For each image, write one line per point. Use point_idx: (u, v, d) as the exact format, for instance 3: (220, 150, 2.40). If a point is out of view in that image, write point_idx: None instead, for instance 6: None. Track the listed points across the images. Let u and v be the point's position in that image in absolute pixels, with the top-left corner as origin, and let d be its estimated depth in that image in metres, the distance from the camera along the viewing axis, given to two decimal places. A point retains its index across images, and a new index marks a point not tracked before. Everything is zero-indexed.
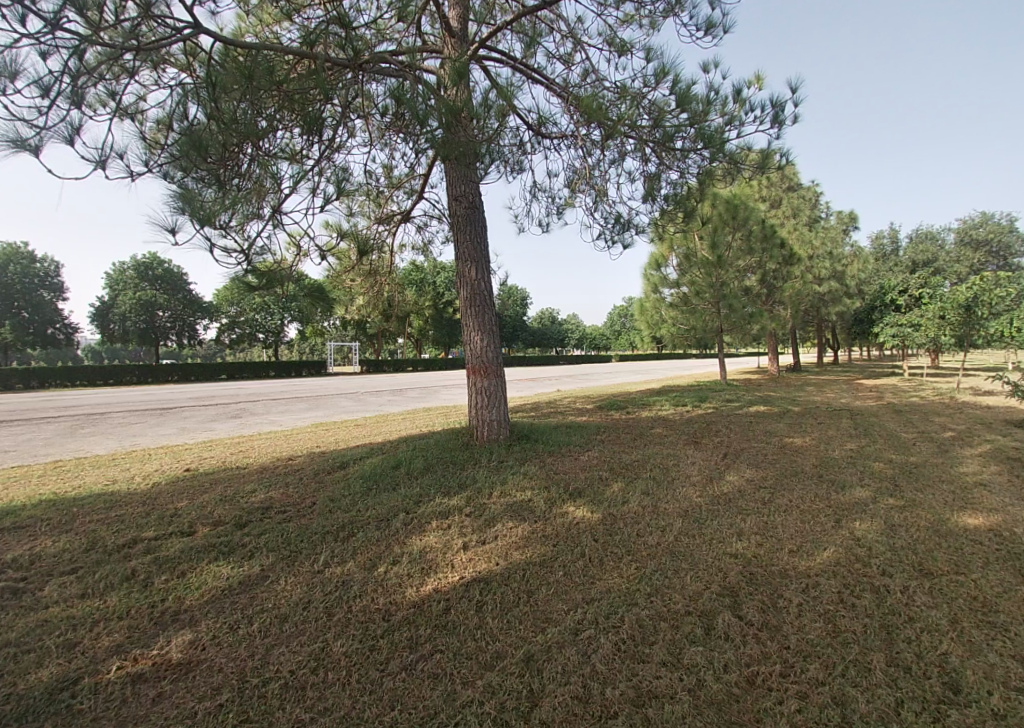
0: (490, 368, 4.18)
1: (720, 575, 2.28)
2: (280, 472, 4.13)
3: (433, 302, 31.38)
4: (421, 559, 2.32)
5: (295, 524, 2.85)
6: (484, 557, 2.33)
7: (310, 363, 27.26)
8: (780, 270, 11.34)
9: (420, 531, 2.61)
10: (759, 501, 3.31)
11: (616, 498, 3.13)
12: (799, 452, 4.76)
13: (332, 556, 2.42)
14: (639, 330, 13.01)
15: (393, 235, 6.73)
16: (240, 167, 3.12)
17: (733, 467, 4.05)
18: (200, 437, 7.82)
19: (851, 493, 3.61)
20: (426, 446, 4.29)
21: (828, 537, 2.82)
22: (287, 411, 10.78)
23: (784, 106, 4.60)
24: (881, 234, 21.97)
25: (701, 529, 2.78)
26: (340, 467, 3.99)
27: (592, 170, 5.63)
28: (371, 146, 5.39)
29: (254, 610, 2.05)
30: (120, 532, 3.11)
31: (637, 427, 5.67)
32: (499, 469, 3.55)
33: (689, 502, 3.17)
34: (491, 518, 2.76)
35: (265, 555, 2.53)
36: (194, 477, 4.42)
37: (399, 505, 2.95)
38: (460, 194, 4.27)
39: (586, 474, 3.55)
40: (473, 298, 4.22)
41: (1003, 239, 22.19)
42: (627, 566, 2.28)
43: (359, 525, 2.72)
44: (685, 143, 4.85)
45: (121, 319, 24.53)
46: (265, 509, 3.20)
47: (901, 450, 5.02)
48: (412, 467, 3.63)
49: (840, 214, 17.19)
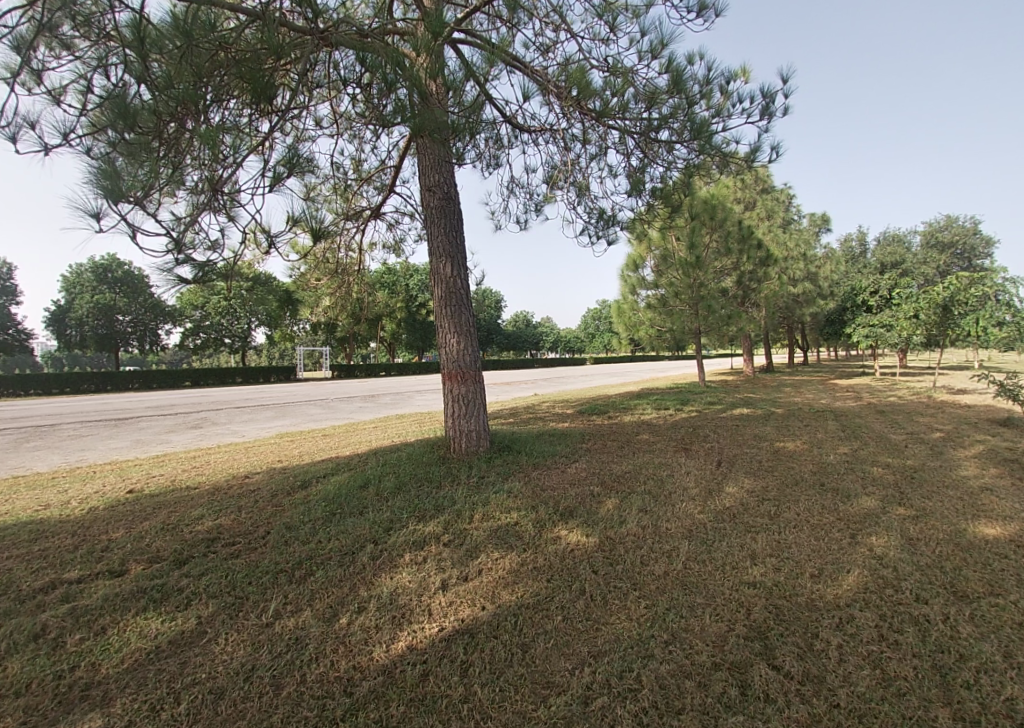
0: (468, 372, 3.81)
1: (743, 613, 1.97)
2: (234, 493, 3.64)
3: (409, 304, 30.70)
4: (391, 605, 1.93)
5: (244, 561, 2.40)
6: (467, 601, 1.95)
7: (281, 368, 26.29)
8: (758, 272, 11.34)
9: (391, 567, 2.22)
10: (766, 516, 3.03)
11: (612, 517, 2.80)
12: (794, 458, 4.54)
13: (285, 605, 2.00)
14: (617, 332, 12.84)
15: (362, 232, 6.30)
16: (176, 141, 2.64)
17: (730, 477, 3.77)
18: (154, 450, 7.16)
19: (858, 504, 3.37)
20: (399, 460, 3.87)
21: (846, 558, 2.56)
22: (252, 420, 10.11)
23: (775, 97, 4.41)
24: (850, 236, 22.51)
25: (710, 551, 2.49)
26: (302, 487, 3.53)
27: (573, 165, 5.36)
28: (336, 134, 4.98)
29: (185, 681, 1.59)
30: (38, 572, 2.52)
31: (623, 434, 5.38)
32: (481, 487, 3.17)
33: (690, 519, 2.88)
34: (473, 547, 2.39)
35: (205, 604, 2.07)
36: (138, 500, 3.87)
37: (367, 534, 2.54)
38: (434, 183, 3.92)
39: (576, 489, 3.21)
40: (448, 296, 3.85)
41: (968, 241, 23.38)
42: (636, 605, 1.95)
43: (319, 562, 2.30)
44: (671, 136, 4.62)
45: (76, 324, 23.04)
46: (210, 542, 2.73)
47: (894, 453, 4.86)
48: (382, 487, 3.21)
49: (813, 217, 17.56)
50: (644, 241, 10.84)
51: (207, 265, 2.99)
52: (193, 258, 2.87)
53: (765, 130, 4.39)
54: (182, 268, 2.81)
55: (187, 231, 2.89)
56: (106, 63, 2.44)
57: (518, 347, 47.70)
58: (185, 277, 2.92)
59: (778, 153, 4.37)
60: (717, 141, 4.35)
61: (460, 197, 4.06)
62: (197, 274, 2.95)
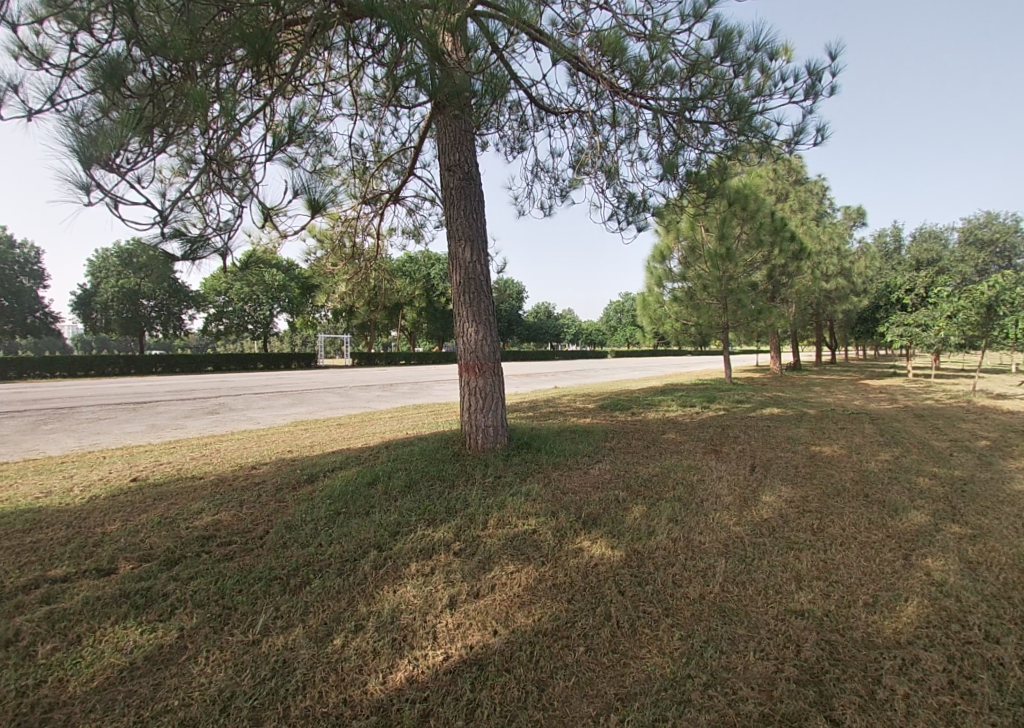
0: (485, 365, 3.58)
1: (791, 650, 1.72)
2: (239, 486, 3.49)
3: (426, 294, 30.54)
4: (392, 625, 1.73)
5: (236, 565, 2.23)
6: (478, 624, 1.74)
7: (300, 355, 26.55)
8: (790, 266, 10.85)
9: (395, 579, 2.02)
10: (808, 530, 2.76)
11: (639, 527, 2.56)
12: (832, 464, 4.20)
13: (276, 619, 1.83)
14: (639, 325, 12.49)
15: (379, 216, 6.10)
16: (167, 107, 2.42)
17: (766, 484, 3.48)
18: (169, 436, 7.14)
19: (908, 519, 3.06)
20: (410, 455, 3.68)
21: (902, 583, 2.28)
22: (269, 407, 10.11)
23: (822, 75, 4.01)
24: (885, 231, 21.50)
25: (750, 571, 2.24)
26: (309, 482, 3.36)
27: (602, 148, 5.05)
28: (354, 115, 4.77)
29: (155, 708, 1.41)
30: (24, 568, 2.40)
31: (647, 432, 5.08)
32: (497, 488, 2.94)
33: (726, 532, 2.62)
34: (487, 558, 2.17)
35: (189, 615, 1.91)
36: (142, 489, 3.76)
37: (371, 538, 2.35)
38: (453, 162, 3.67)
39: (599, 494, 2.97)
40: (466, 283, 3.62)
41: (1009, 239, 22.18)
42: (669, 637, 1.71)
43: (318, 569, 2.12)
44: (707, 117, 4.27)
45: (102, 307, 23.49)
46: (205, 541, 2.58)
47: (942, 463, 4.47)
48: (392, 485, 3.01)
49: (848, 209, 16.75)
50: (670, 232, 10.39)
51: (200, 243, 2.80)
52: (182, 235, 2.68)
53: (809, 111, 4.00)
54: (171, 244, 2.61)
55: (178, 204, 2.69)
56: (92, 19, 2.24)
57: (533, 339, 47.36)
58: (177, 255, 2.74)
59: (823, 137, 3.98)
60: (757, 122, 3.99)
61: (479, 178, 3.80)
62: (188, 252, 2.76)
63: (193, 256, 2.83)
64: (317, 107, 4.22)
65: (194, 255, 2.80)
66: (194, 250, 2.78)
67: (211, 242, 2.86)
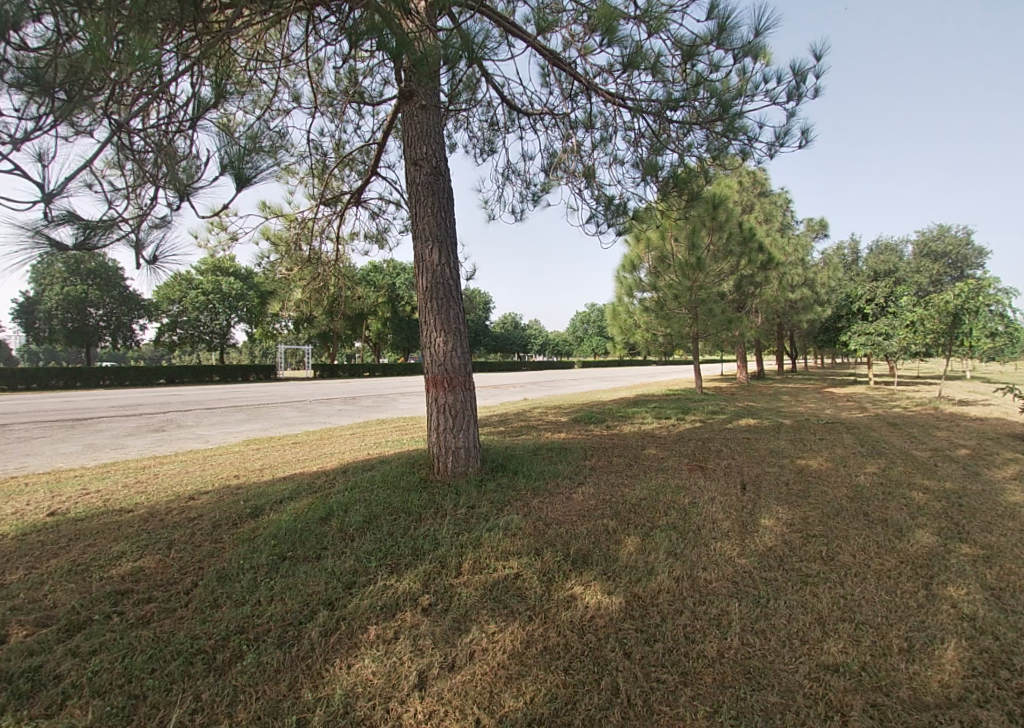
0: (455, 378, 3.22)
1: (838, 722, 1.41)
2: (170, 522, 2.96)
3: (393, 303, 29.76)
4: (341, 721, 1.32)
5: (151, 634, 1.76)
6: (455, 712, 1.36)
7: (263, 367, 25.37)
8: (757, 276, 10.95)
9: (350, 650, 1.62)
10: (818, 560, 2.50)
11: (636, 565, 2.23)
12: (824, 480, 4.01)
13: (193, 714, 1.38)
14: (610, 335, 12.40)
15: (339, 219, 5.68)
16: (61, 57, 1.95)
17: (762, 505, 3.22)
18: (105, 457, 6.40)
19: (916, 541, 2.86)
20: (372, 482, 3.25)
21: (931, 621, 2.02)
22: (222, 423, 9.36)
23: (806, 77, 3.90)
24: (843, 245, 22.38)
25: (767, 617, 1.94)
26: (253, 516, 2.89)
27: (579, 149, 4.82)
28: (312, 111, 4.40)
29: None
30: None
31: (628, 448, 4.79)
32: (470, 523, 2.56)
33: (731, 566, 2.32)
34: (463, 617, 1.79)
35: (83, 706, 1.44)
36: (56, 525, 3.17)
37: (321, 593, 1.93)
38: (421, 156, 3.33)
39: (586, 524, 2.63)
40: (434, 287, 3.26)
41: (961, 252, 23.67)
42: (693, 715, 1.37)
43: (255, 637, 1.69)
44: (688, 117, 4.09)
45: (43, 316, 21.64)
46: (120, 598, 2.07)
47: (930, 475, 4.36)
48: (347, 521, 2.59)
49: (810, 222, 17.29)
50: (640, 242, 10.30)
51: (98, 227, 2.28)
52: (75, 216, 2.17)
53: (793, 113, 3.87)
54: (56, 228, 2.11)
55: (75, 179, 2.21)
56: None
57: (506, 348, 47.38)
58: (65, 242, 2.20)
59: (807, 139, 3.85)
60: (744, 122, 3.81)
61: (450, 174, 3.48)
62: (81, 237, 2.25)
63: (87, 243, 2.30)
64: (268, 99, 3.86)
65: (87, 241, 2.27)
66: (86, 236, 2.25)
67: (116, 230, 2.38)
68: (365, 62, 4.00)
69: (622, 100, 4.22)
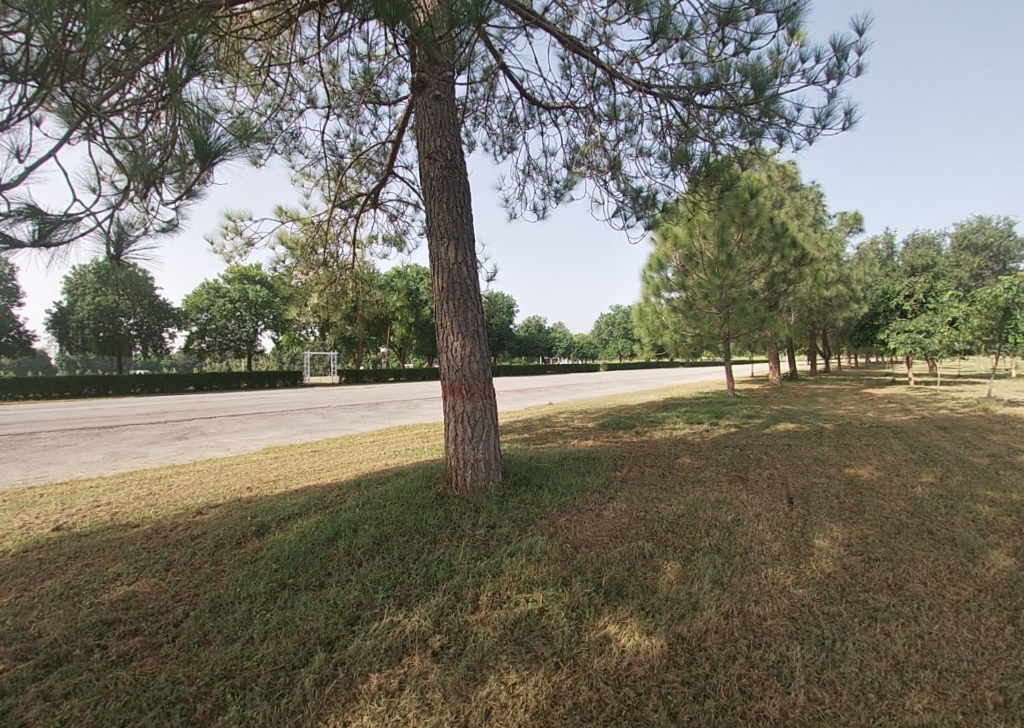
0: (473, 385, 3.01)
1: None
2: (175, 540, 2.82)
3: (413, 308, 29.90)
4: None
5: (131, 676, 1.58)
6: None
7: (285, 374, 25.72)
8: (790, 272, 10.43)
9: (347, 705, 1.40)
10: (885, 590, 2.18)
11: (678, 597, 1.96)
12: (877, 492, 3.64)
13: None
14: (635, 337, 12.02)
15: (356, 223, 5.55)
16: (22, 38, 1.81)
17: (813, 523, 2.90)
18: (126, 466, 6.39)
19: (992, 564, 2.49)
20: (385, 499, 3.05)
21: None
22: (243, 430, 9.34)
23: (848, 53, 3.58)
24: (876, 239, 21.53)
25: (836, 664, 1.64)
26: (258, 535, 2.72)
27: (602, 141, 4.58)
28: (328, 112, 4.27)
29: None
30: None
31: (660, 457, 4.48)
32: (490, 545, 2.33)
33: (788, 597, 2.04)
34: (479, 665, 1.55)
35: None
36: (59, 541, 3.05)
37: (320, 630, 1.73)
38: (434, 149, 3.14)
39: (619, 548, 2.37)
40: (450, 288, 3.06)
41: (1002, 244, 22.57)
42: None
43: (240, 686, 1.49)
44: (720, 101, 3.80)
45: (77, 326, 22.27)
46: (105, 629, 1.91)
47: (995, 485, 3.92)
48: (356, 543, 2.39)
49: (844, 216, 16.57)
50: (666, 240, 9.94)
51: (58, 221, 2.09)
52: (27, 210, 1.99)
53: (835, 92, 3.54)
54: (11, 224, 1.97)
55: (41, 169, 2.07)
56: None
57: (526, 352, 47.18)
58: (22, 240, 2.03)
59: (852, 119, 3.52)
60: (781, 104, 3.50)
61: (466, 168, 3.28)
62: (37, 235, 2.05)
63: (47, 241, 2.10)
64: (281, 100, 3.75)
65: (46, 236, 2.07)
66: (43, 230, 2.05)
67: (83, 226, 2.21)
68: (380, 59, 3.86)
69: (647, 87, 3.96)
